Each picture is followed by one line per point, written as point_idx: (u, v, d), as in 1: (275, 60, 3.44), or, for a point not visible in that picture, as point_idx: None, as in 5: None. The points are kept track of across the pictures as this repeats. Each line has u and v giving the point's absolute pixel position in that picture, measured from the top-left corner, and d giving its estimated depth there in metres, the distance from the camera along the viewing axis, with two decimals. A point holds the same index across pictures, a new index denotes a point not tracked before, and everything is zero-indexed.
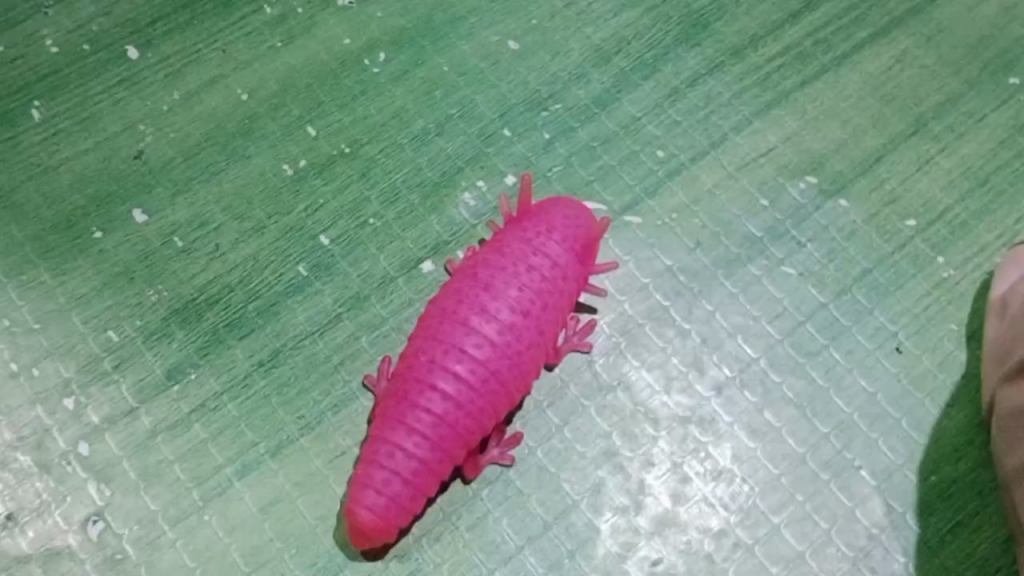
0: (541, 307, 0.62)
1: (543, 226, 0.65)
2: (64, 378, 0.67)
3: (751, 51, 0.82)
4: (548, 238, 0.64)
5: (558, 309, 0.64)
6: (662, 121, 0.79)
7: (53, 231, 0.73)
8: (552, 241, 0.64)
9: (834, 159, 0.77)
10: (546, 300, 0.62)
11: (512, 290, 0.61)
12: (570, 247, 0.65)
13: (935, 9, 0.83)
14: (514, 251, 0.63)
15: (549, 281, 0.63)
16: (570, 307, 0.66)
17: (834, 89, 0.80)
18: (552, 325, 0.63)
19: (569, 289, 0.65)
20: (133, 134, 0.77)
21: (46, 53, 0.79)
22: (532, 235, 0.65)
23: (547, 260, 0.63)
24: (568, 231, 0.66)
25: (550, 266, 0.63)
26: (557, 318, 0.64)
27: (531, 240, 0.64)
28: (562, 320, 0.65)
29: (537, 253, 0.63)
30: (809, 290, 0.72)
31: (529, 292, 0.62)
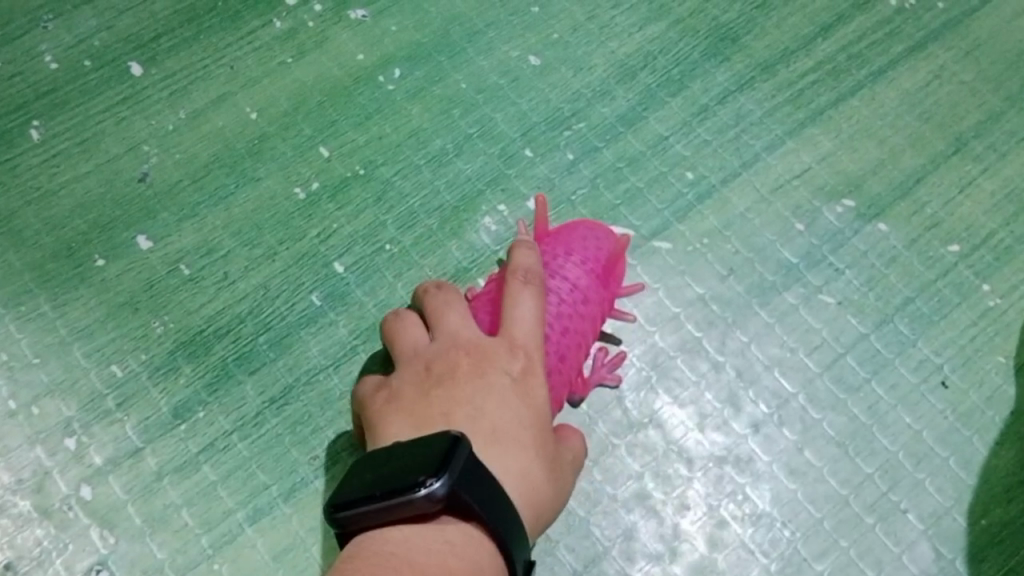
0: (576, 332, 0.60)
1: (561, 248, 0.63)
2: (66, 417, 0.64)
3: (783, 66, 0.78)
4: (574, 261, 0.62)
5: (582, 333, 0.61)
6: (691, 141, 0.75)
7: (53, 259, 0.69)
8: (571, 262, 0.62)
9: (872, 180, 0.74)
10: (579, 324, 0.61)
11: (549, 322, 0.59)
12: (593, 267, 0.63)
13: (972, 23, 0.80)
14: None
15: (578, 307, 0.61)
16: (598, 329, 0.64)
17: (870, 107, 0.77)
18: (584, 346, 0.61)
19: (601, 311, 0.63)
20: (136, 155, 0.73)
21: (45, 70, 0.76)
22: (550, 258, 0.62)
23: (577, 283, 0.61)
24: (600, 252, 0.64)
25: (580, 290, 0.61)
26: (584, 341, 0.61)
27: (557, 263, 0.62)
28: (591, 342, 0.62)
29: (568, 274, 0.61)
30: (848, 320, 0.69)
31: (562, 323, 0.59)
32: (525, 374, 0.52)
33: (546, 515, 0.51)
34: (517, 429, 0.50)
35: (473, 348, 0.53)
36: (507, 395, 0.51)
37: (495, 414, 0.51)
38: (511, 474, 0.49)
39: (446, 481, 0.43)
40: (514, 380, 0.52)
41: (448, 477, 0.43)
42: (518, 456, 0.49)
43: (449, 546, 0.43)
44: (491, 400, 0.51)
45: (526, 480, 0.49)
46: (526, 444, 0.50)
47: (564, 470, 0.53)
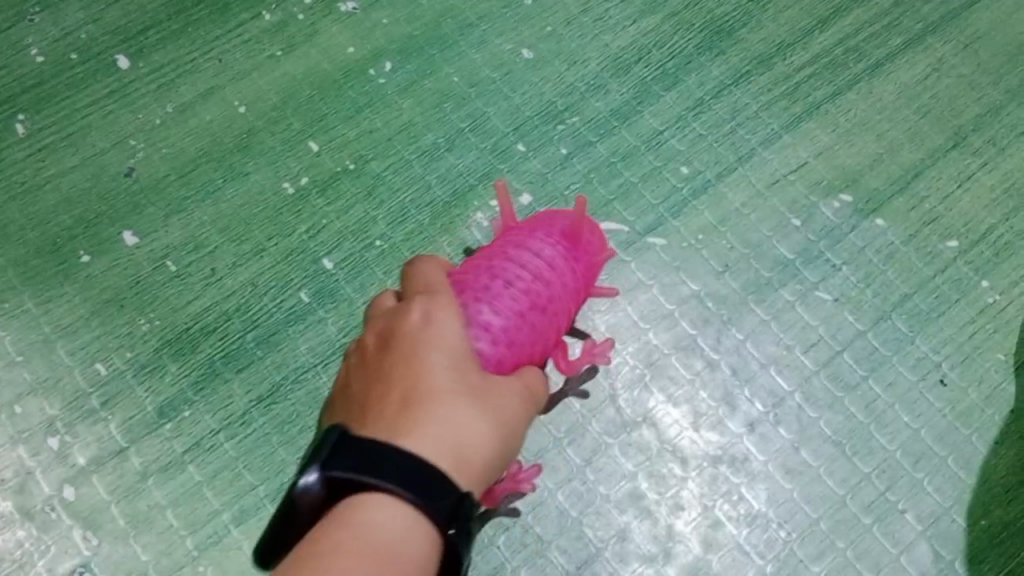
0: (543, 298, 0.55)
1: (527, 227, 0.60)
2: (49, 416, 0.63)
3: (780, 60, 0.77)
4: (536, 237, 0.58)
5: (546, 301, 0.55)
6: (686, 135, 0.74)
7: (37, 255, 0.68)
8: (533, 236, 0.58)
9: (870, 175, 0.73)
10: (543, 289, 0.55)
11: (497, 288, 0.54)
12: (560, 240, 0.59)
13: (972, 16, 0.79)
14: (492, 253, 0.57)
15: (542, 276, 0.56)
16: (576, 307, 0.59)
17: (868, 101, 0.76)
18: (560, 319, 0.56)
19: (580, 286, 0.58)
20: (124, 150, 0.72)
21: (31, 63, 0.74)
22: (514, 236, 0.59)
23: (540, 254, 0.57)
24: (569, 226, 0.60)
25: (545, 260, 0.57)
26: (548, 309, 0.55)
27: (519, 239, 0.58)
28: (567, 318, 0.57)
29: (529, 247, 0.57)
30: (845, 317, 0.68)
31: (516, 287, 0.54)
32: (427, 325, 0.50)
33: (482, 464, 0.48)
34: (429, 379, 0.48)
35: (383, 325, 0.52)
36: (413, 352, 0.49)
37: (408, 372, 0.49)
38: (421, 427, 0.47)
39: (316, 471, 0.45)
40: (419, 334, 0.50)
41: (317, 466, 0.45)
42: (433, 409, 0.47)
43: (372, 519, 0.43)
44: (401, 364, 0.49)
45: (440, 429, 0.47)
46: (436, 393, 0.48)
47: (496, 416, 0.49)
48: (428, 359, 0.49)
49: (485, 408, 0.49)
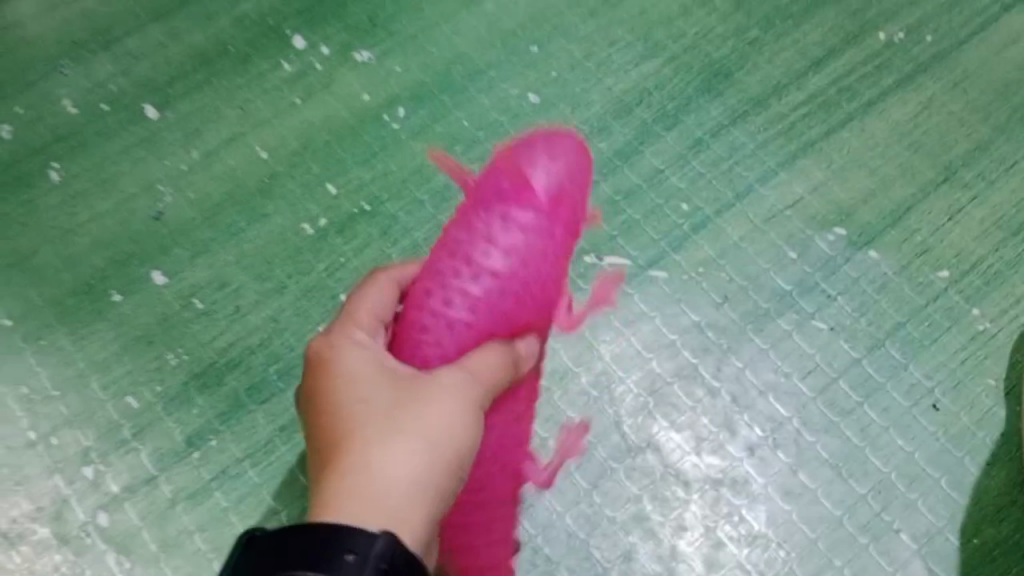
0: (470, 302, 0.58)
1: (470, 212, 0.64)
2: (84, 447, 0.66)
3: (775, 100, 0.81)
4: (492, 217, 0.62)
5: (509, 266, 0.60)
6: (686, 174, 0.77)
7: (71, 295, 0.72)
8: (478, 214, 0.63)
9: (863, 209, 0.76)
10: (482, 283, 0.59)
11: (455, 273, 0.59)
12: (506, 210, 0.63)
13: (960, 55, 0.82)
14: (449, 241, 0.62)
15: (497, 241, 0.61)
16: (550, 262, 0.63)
17: (861, 138, 0.79)
18: (509, 305, 0.59)
19: (535, 263, 0.61)
20: (152, 195, 0.76)
21: (65, 114, 0.79)
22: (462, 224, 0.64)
23: (485, 240, 0.61)
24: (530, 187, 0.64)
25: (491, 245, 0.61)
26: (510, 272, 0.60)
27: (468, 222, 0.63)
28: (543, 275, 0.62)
29: (481, 227, 0.62)
30: (841, 345, 0.71)
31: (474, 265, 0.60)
32: (331, 372, 0.51)
33: (422, 484, 0.47)
34: (342, 424, 0.48)
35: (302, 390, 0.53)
36: (325, 404, 0.50)
37: (326, 424, 0.49)
38: (342, 477, 0.46)
39: None
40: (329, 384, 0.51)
41: None
42: (350, 452, 0.47)
43: None
44: (319, 420, 0.50)
45: (361, 466, 0.46)
46: (345, 445, 0.47)
47: (416, 439, 0.47)
48: (339, 403, 0.49)
49: (398, 439, 0.47)
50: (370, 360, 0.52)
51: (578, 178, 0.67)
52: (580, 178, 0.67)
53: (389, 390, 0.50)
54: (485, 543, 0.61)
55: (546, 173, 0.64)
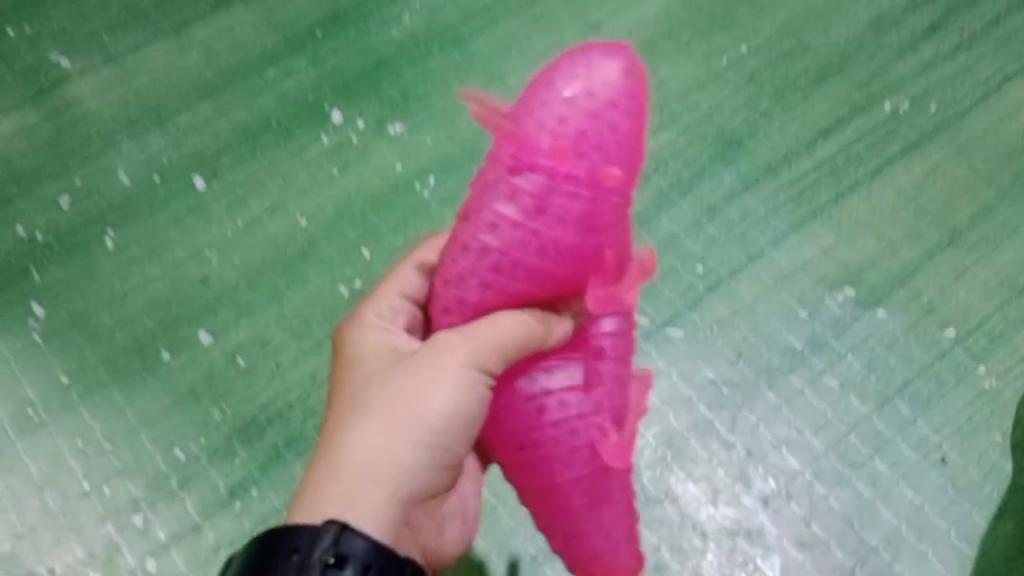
0: (489, 264, 0.52)
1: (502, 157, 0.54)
2: (134, 496, 0.71)
3: (785, 167, 0.85)
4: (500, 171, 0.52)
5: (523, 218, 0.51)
6: (701, 237, 0.82)
7: (124, 354, 0.77)
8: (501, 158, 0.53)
9: (871, 270, 0.80)
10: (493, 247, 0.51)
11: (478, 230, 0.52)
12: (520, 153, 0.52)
13: (964, 124, 0.87)
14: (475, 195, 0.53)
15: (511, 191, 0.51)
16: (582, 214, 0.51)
17: (869, 202, 0.83)
18: (526, 277, 0.52)
19: (539, 227, 0.50)
20: (200, 259, 0.81)
21: (120, 185, 0.85)
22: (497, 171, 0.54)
23: (482, 203, 0.52)
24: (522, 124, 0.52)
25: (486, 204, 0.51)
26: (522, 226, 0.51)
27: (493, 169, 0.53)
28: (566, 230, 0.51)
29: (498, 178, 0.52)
30: (851, 400, 0.74)
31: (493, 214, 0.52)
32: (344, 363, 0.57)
33: (389, 459, 0.50)
34: (335, 411, 0.54)
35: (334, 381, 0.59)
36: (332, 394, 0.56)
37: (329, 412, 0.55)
38: (321, 462, 0.51)
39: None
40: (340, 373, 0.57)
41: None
42: (332, 437, 0.52)
43: None
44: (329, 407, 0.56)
45: (337, 449, 0.51)
46: (331, 433, 0.53)
47: (382, 432, 0.50)
48: (340, 392, 0.55)
49: (367, 420, 0.51)
50: (379, 353, 0.56)
51: (607, 103, 0.52)
52: (614, 101, 0.52)
53: (379, 372, 0.54)
54: (597, 530, 0.56)
55: (546, 101, 0.52)
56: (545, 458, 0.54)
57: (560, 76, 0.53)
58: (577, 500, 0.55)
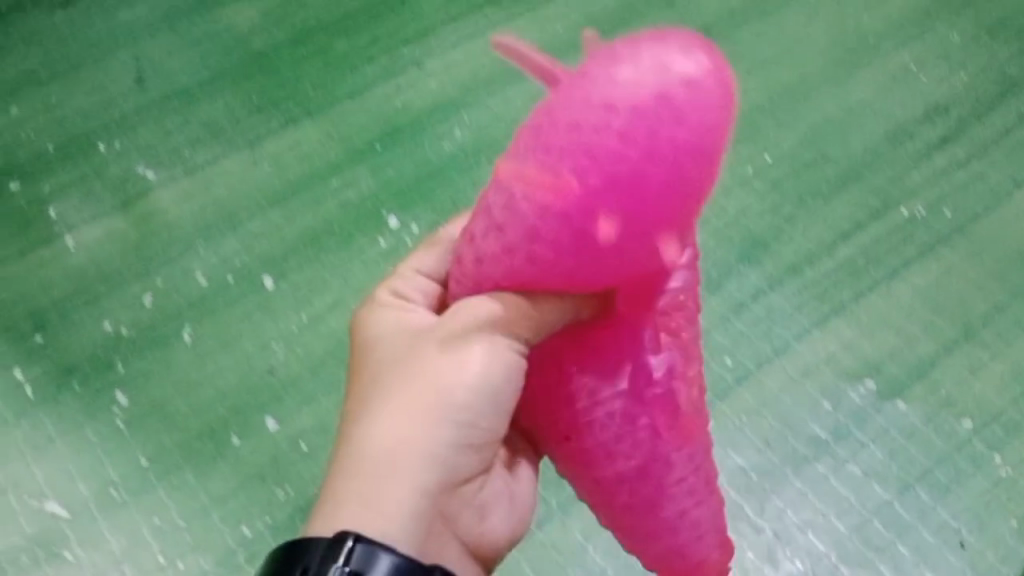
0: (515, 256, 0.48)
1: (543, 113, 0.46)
2: (204, 569, 0.78)
3: (808, 267, 0.91)
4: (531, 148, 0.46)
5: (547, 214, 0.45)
6: (729, 332, 0.88)
7: (197, 438, 0.84)
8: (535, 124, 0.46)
9: (891, 364, 0.85)
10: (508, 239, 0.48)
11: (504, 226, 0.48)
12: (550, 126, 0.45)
13: (976, 229, 0.93)
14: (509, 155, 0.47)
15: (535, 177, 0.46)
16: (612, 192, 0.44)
17: (888, 300, 0.89)
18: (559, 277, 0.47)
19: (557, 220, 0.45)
20: (267, 352, 0.89)
21: (197, 285, 0.93)
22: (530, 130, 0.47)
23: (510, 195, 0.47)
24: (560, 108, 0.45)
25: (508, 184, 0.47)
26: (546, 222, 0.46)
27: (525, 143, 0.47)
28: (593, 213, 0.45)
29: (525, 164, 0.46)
30: (873, 487, 0.79)
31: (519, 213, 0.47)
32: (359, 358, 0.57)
33: (409, 443, 0.50)
34: (353, 406, 0.54)
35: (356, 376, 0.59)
36: (351, 387, 0.56)
37: (349, 405, 0.55)
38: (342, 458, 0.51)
39: None
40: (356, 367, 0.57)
41: None
42: (352, 429, 0.52)
43: None
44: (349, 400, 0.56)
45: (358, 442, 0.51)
46: (352, 423, 0.53)
47: (407, 406, 0.51)
48: (358, 386, 0.55)
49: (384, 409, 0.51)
50: (399, 329, 0.57)
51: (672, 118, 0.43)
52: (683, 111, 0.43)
53: (394, 361, 0.54)
54: (668, 527, 0.52)
55: (597, 84, 0.44)
56: (599, 447, 0.51)
57: (629, 48, 0.45)
58: (640, 492, 0.51)
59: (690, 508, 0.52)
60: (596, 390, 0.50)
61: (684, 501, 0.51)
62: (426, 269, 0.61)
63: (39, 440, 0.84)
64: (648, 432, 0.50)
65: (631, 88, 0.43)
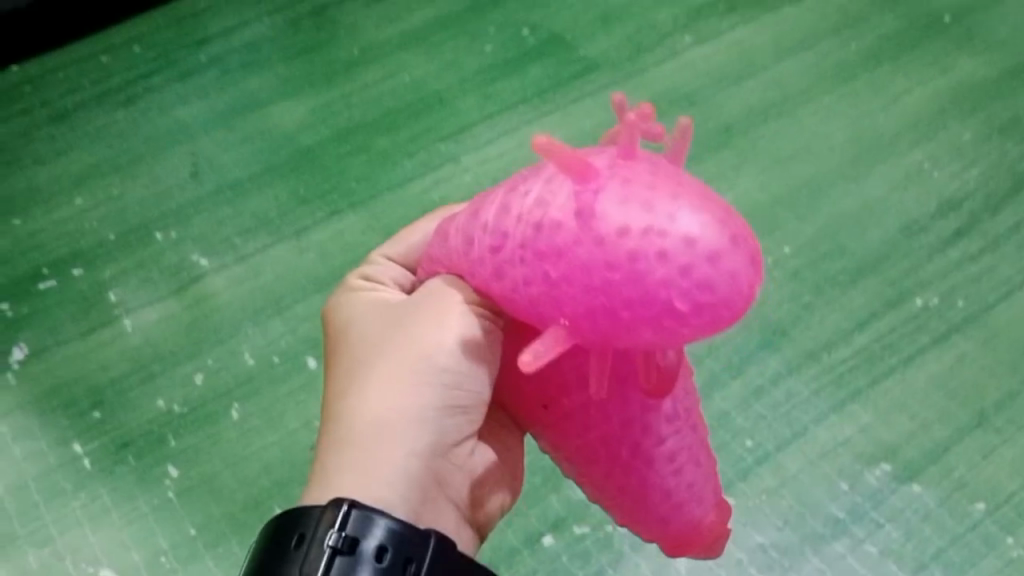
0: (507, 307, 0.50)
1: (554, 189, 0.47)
2: None
3: (826, 353, 0.96)
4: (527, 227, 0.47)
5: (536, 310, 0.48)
6: (750, 414, 0.92)
7: (243, 510, 0.89)
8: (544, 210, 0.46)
9: (906, 447, 0.89)
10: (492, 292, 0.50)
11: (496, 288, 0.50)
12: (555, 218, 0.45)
13: (987, 319, 0.98)
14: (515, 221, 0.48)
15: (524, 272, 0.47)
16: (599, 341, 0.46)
17: (903, 386, 0.93)
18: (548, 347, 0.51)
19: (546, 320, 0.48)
20: (310, 428, 0.94)
21: (245, 364, 0.99)
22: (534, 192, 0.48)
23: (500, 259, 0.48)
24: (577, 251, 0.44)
25: (503, 234, 0.48)
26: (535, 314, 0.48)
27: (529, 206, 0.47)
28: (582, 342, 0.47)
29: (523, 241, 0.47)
30: (890, 566, 0.82)
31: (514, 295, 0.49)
32: (341, 340, 0.62)
33: (399, 408, 0.54)
34: (340, 381, 0.58)
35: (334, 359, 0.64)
36: (337, 365, 0.60)
37: (335, 381, 0.59)
38: (336, 427, 0.56)
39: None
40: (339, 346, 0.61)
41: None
42: (342, 401, 0.57)
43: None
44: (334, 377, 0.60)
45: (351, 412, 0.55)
46: (341, 396, 0.57)
47: (386, 376, 0.55)
48: (343, 361, 0.60)
49: (374, 378, 0.56)
50: (378, 307, 0.62)
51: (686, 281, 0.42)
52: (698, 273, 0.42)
53: (377, 337, 0.59)
54: (651, 493, 0.54)
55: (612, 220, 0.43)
56: (575, 421, 0.53)
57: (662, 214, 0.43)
58: (618, 458, 0.53)
59: (676, 473, 0.54)
60: (572, 377, 0.52)
61: (668, 466, 0.53)
62: (397, 256, 0.67)
63: (95, 509, 0.89)
64: (622, 412, 0.51)
65: (658, 278, 0.42)
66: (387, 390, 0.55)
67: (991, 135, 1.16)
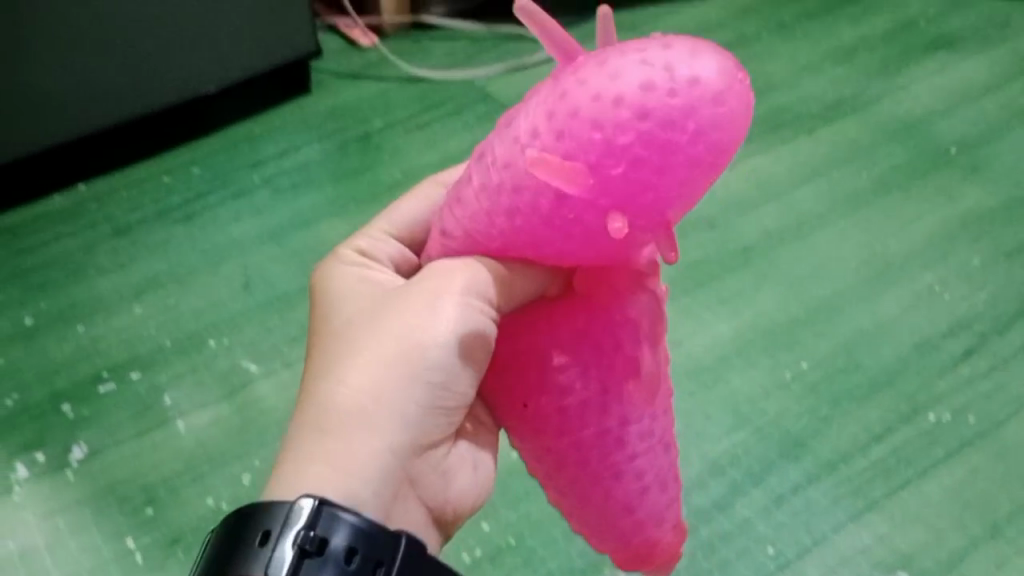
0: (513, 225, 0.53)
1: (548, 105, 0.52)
2: None
3: (844, 464, 1.00)
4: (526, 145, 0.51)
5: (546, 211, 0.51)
6: (771, 522, 0.96)
7: None
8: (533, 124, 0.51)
9: (922, 556, 0.92)
10: (498, 205, 0.53)
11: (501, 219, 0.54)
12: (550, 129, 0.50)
13: (998, 434, 1.02)
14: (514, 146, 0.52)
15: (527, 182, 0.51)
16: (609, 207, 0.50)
17: (918, 497, 0.97)
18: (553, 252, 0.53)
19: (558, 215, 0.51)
20: None
21: None
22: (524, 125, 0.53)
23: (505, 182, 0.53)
24: (578, 98, 0.49)
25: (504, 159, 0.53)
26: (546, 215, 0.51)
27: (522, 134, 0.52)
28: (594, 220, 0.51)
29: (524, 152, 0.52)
30: None
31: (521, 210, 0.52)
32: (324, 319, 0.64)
33: (376, 395, 0.56)
34: (317, 363, 0.61)
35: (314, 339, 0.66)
36: (318, 347, 0.62)
37: (312, 365, 0.61)
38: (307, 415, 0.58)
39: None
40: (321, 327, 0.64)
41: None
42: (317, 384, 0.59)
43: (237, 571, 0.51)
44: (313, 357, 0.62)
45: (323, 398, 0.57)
46: (319, 378, 0.59)
47: (367, 361, 0.57)
48: (323, 343, 0.62)
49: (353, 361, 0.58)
50: (363, 292, 0.64)
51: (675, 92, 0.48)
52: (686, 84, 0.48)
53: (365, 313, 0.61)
54: (619, 505, 0.59)
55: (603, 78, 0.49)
56: (554, 421, 0.57)
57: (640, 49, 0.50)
58: (590, 469, 0.58)
59: (642, 492, 0.59)
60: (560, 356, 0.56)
61: (634, 478, 0.59)
62: (394, 234, 0.71)
63: None
64: (602, 422, 0.56)
65: (649, 76, 0.48)
66: (365, 374, 0.57)
67: (999, 260, 1.22)
